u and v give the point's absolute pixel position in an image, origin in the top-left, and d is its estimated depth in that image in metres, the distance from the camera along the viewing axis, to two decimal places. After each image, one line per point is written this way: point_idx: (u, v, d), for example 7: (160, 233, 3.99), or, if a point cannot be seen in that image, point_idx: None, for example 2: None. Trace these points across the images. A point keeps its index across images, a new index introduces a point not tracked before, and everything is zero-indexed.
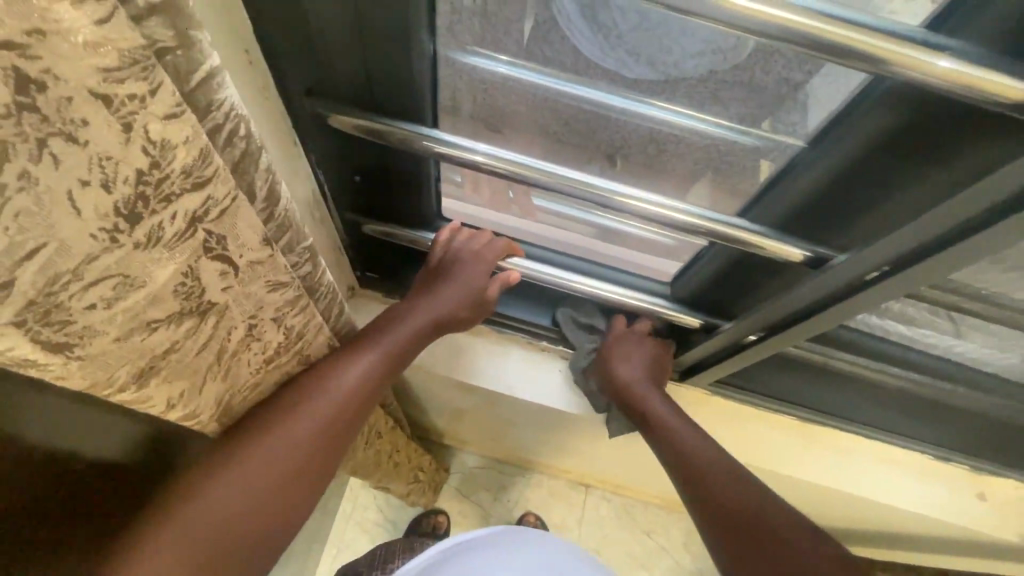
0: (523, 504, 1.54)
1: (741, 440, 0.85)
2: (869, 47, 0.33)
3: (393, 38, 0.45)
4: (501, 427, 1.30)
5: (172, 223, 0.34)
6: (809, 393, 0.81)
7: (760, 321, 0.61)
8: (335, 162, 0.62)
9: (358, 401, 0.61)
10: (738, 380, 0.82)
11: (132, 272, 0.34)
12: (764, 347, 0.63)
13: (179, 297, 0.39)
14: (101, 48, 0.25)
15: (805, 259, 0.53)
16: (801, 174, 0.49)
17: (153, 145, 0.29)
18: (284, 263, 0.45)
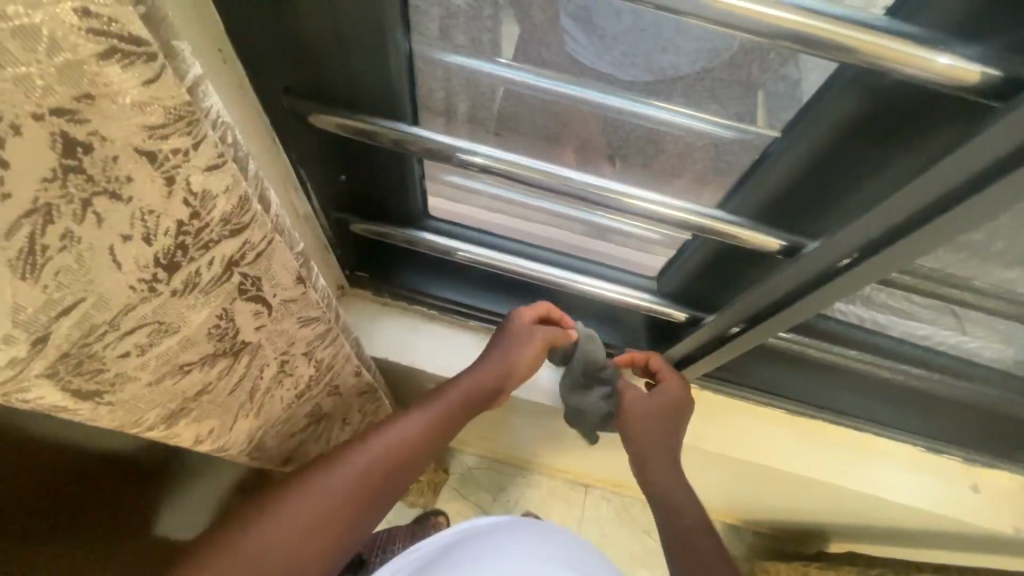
0: (523, 504, 1.55)
1: (732, 433, 0.86)
2: (859, 35, 0.33)
3: (371, 39, 0.46)
4: (498, 427, 1.30)
5: (208, 269, 0.37)
6: (800, 385, 0.81)
7: (742, 312, 0.61)
8: (322, 161, 0.63)
9: (397, 462, 0.60)
10: (728, 374, 0.82)
11: (168, 317, 0.38)
12: (747, 338, 0.63)
13: (216, 340, 0.43)
14: (147, 108, 0.27)
15: (781, 248, 0.53)
16: (775, 164, 0.49)
17: (193, 196, 0.32)
18: (316, 298, 0.48)
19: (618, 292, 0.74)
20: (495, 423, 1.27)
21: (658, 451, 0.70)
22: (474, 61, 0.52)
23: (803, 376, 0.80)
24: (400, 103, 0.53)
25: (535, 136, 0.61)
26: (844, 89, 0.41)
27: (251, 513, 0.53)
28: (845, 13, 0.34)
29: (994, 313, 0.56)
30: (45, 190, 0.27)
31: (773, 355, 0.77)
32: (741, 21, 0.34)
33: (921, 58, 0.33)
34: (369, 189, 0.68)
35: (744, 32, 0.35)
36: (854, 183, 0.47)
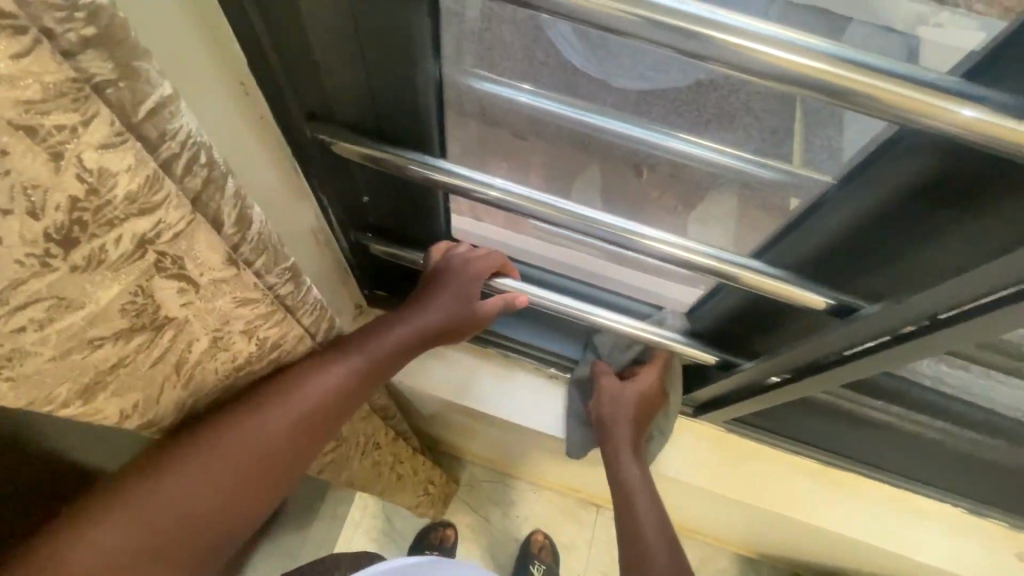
0: (533, 520, 1.52)
1: (757, 479, 0.81)
2: (893, 91, 0.30)
3: (394, 56, 0.42)
4: (511, 444, 1.27)
5: (118, 245, 0.30)
6: (835, 437, 0.75)
7: (782, 364, 0.57)
8: (346, 188, 0.61)
9: (325, 414, 0.56)
10: (760, 421, 0.78)
11: (69, 294, 0.30)
12: (788, 390, 0.59)
13: (131, 314, 0.34)
14: (20, 82, 0.21)
15: (828, 306, 0.50)
16: (828, 214, 0.45)
17: (89, 172, 0.26)
18: (255, 281, 0.39)
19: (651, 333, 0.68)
20: (507, 440, 1.24)
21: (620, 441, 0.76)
22: (498, 86, 0.52)
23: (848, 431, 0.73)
24: (426, 135, 0.51)
25: (565, 150, 0.60)
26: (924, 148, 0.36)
27: (138, 482, 0.48)
28: (877, 61, 0.30)
29: None
30: None
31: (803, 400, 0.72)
32: (762, 68, 0.31)
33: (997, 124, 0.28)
34: (389, 208, 0.65)
35: (765, 78, 0.32)
36: (917, 240, 0.42)
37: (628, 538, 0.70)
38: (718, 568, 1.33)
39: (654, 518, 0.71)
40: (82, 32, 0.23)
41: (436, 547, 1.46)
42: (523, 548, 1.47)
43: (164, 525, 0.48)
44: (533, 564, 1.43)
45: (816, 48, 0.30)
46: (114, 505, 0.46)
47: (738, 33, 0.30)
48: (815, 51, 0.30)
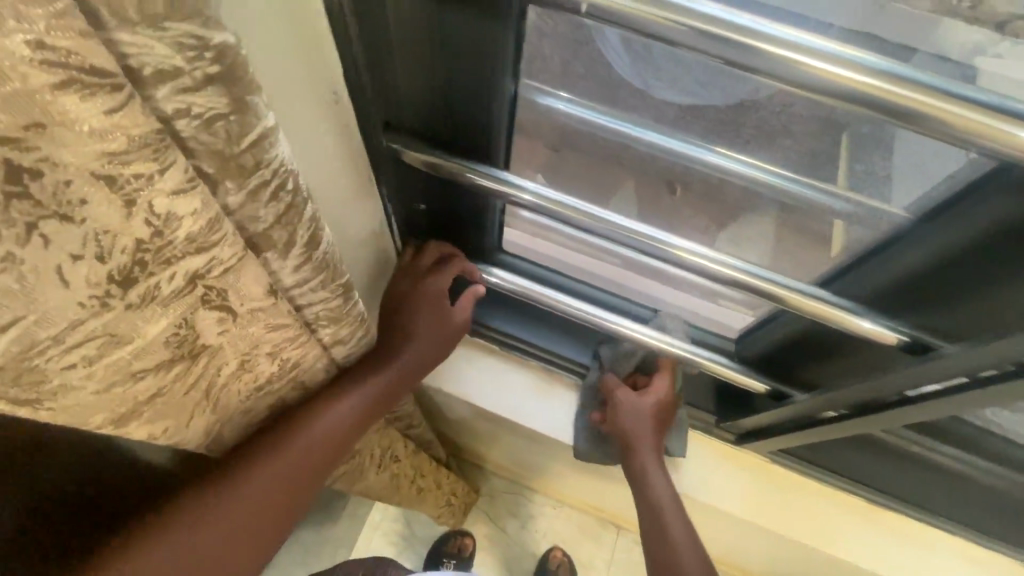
0: (551, 536, 1.50)
1: (795, 511, 0.80)
2: (958, 111, 0.29)
3: (470, 56, 0.42)
4: (536, 459, 1.26)
5: (172, 282, 0.26)
6: (882, 474, 0.72)
7: (840, 399, 0.55)
8: (407, 195, 0.59)
9: (343, 441, 0.57)
10: (806, 454, 0.76)
11: (120, 331, 0.26)
12: (848, 425, 0.56)
13: (173, 347, 0.31)
14: (109, 135, 0.19)
15: (900, 343, 0.48)
16: (909, 246, 0.46)
17: (158, 218, 0.23)
18: (287, 307, 0.37)
19: (683, 348, 0.68)
20: (533, 454, 1.23)
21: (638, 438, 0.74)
22: (559, 101, 0.54)
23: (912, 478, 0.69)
24: (493, 146, 0.52)
25: (606, 168, 0.63)
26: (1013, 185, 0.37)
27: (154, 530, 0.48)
28: (937, 81, 0.30)
29: None
30: None
31: (865, 442, 0.69)
32: (812, 81, 0.31)
33: None
34: (441, 222, 0.65)
35: (806, 89, 0.31)
36: (1000, 272, 0.41)
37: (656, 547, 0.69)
38: None
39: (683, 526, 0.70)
40: (207, 71, 0.20)
41: (454, 556, 1.46)
42: (541, 563, 1.46)
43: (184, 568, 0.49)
44: None
45: (875, 66, 0.29)
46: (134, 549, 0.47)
47: (796, 49, 0.30)
48: (873, 67, 0.29)
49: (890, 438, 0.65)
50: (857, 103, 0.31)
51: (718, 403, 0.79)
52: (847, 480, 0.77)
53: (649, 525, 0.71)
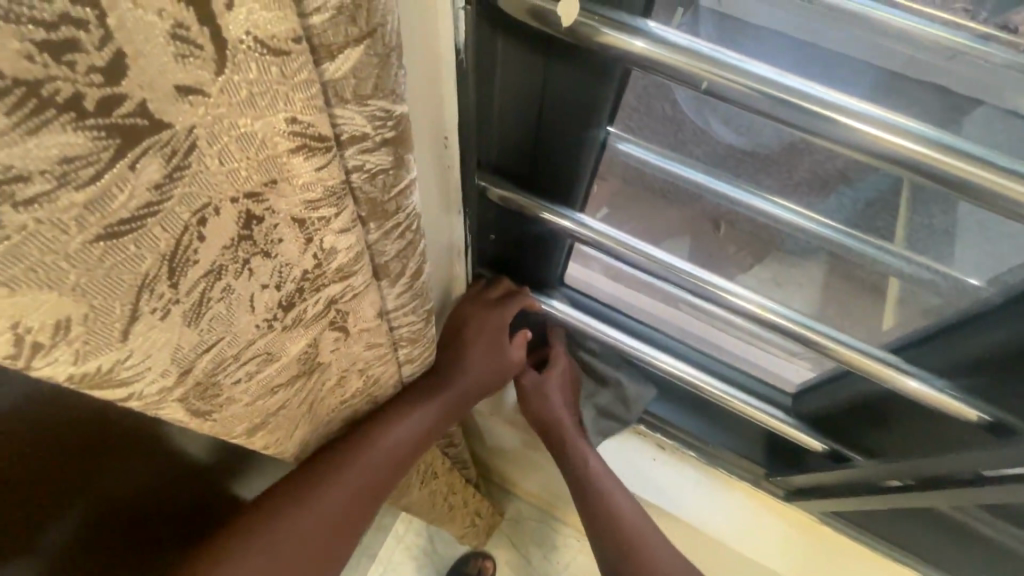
0: (574, 570, 1.48)
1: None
2: (980, 178, 0.30)
3: (573, 113, 0.47)
4: (567, 489, 1.26)
5: (315, 306, 0.34)
6: (935, 547, 0.71)
7: (912, 470, 0.53)
8: (487, 224, 0.61)
9: (404, 456, 0.62)
10: (859, 518, 0.75)
11: (273, 348, 0.34)
12: (906, 497, 0.55)
13: (299, 362, 0.38)
14: (311, 186, 0.25)
15: (980, 421, 0.47)
16: (989, 329, 0.47)
17: (322, 250, 0.29)
18: (386, 327, 0.42)
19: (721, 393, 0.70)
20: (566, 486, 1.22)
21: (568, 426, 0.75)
22: (636, 147, 0.55)
23: (974, 563, 0.66)
24: (577, 181, 0.54)
25: (664, 210, 0.65)
26: None
27: (238, 534, 0.56)
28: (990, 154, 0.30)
29: None
30: (222, 255, 0.25)
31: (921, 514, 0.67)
32: (856, 143, 0.32)
33: None
34: (506, 254, 0.67)
35: (858, 152, 0.33)
36: None
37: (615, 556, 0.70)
38: None
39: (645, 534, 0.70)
40: (387, 135, 0.26)
41: None
42: None
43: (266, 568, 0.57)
44: None
45: (915, 131, 0.31)
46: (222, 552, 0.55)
47: (839, 110, 0.32)
48: (916, 134, 0.31)
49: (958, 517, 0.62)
50: (890, 163, 0.32)
51: (767, 454, 0.78)
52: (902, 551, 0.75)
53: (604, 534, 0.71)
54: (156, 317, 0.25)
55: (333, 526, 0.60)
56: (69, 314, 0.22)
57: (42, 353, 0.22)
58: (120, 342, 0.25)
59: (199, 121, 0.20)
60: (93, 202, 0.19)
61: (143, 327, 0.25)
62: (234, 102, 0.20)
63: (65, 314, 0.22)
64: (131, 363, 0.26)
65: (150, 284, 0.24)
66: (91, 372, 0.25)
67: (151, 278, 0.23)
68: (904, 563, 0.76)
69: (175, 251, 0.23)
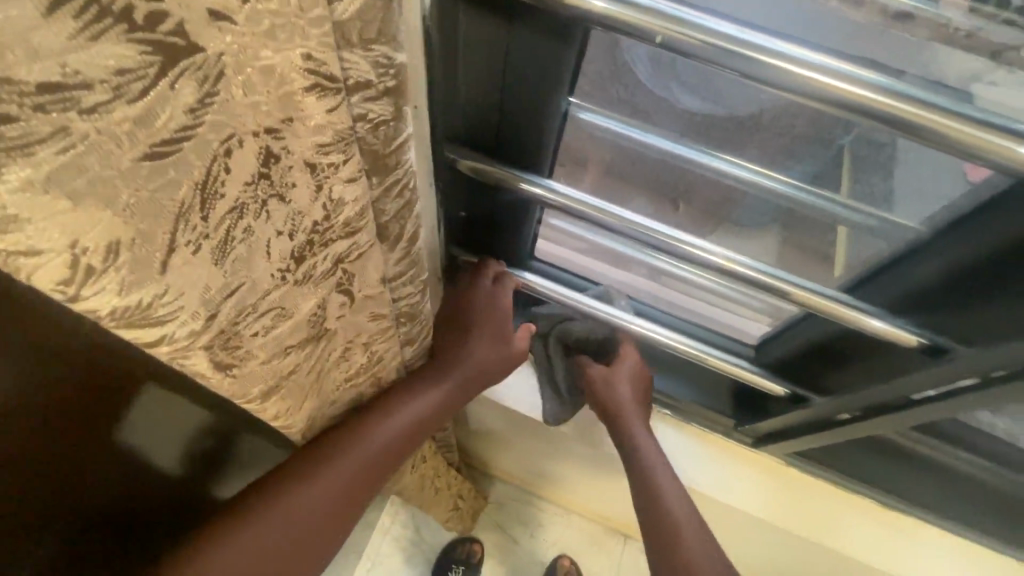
0: (559, 545, 1.52)
1: (810, 514, 0.85)
2: (935, 121, 0.34)
3: (540, 91, 0.48)
4: (548, 466, 1.30)
5: (322, 263, 0.35)
6: (889, 474, 0.78)
7: (862, 399, 0.60)
8: (457, 198, 0.64)
9: (404, 442, 0.63)
10: (819, 454, 0.80)
11: (287, 303, 0.36)
12: (858, 427, 0.62)
13: (309, 324, 0.40)
14: (323, 129, 0.27)
15: (919, 343, 0.52)
16: (924, 258, 0.51)
17: (331, 201, 0.31)
18: (388, 297, 0.45)
19: (690, 346, 0.73)
20: (547, 461, 1.25)
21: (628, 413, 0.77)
22: (602, 117, 0.58)
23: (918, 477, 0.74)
24: (539, 154, 0.56)
25: (631, 178, 0.68)
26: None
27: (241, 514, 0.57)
28: (940, 100, 0.34)
29: None
30: (245, 191, 0.27)
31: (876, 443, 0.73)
32: (816, 92, 0.35)
33: None
34: (476, 232, 0.70)
35: (818, 101, 0.36)
36: None
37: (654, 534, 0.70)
38: None
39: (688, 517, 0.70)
40: (388, 83, 0.28)
41: (462, 563, 1.48)
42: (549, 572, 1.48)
43: (264, 548, 0.57)
44: None
45: (873, 80, 0.34)
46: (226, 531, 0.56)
47: (800, 64, 0.35)
48: (876, 84, 0.34)
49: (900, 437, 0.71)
50: (854, 111, 0.35)
51: (734, 404, 0.83)
52: (859, 484, 0.81)
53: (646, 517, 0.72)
54: (189, 250, 0.27)
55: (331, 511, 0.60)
56: (119, 238, 0.23)
57: (91, 280, 0.24)
58: (160, 275, 0.26)
59: (227, 48, 0.21)
60: (142, 119, 0.20)
61: (179, 259, 0.26)
62: (257, 32, 0.21)
63: (116, 237, 0.23)
64: (168, 299, 0.27)
65: (185, 214, 0.25)
66: (133, 306, 0.26)
67: (187, 207, 0.25)
68: (860, 492, 0.83)
69: (207, 180, 0.24)
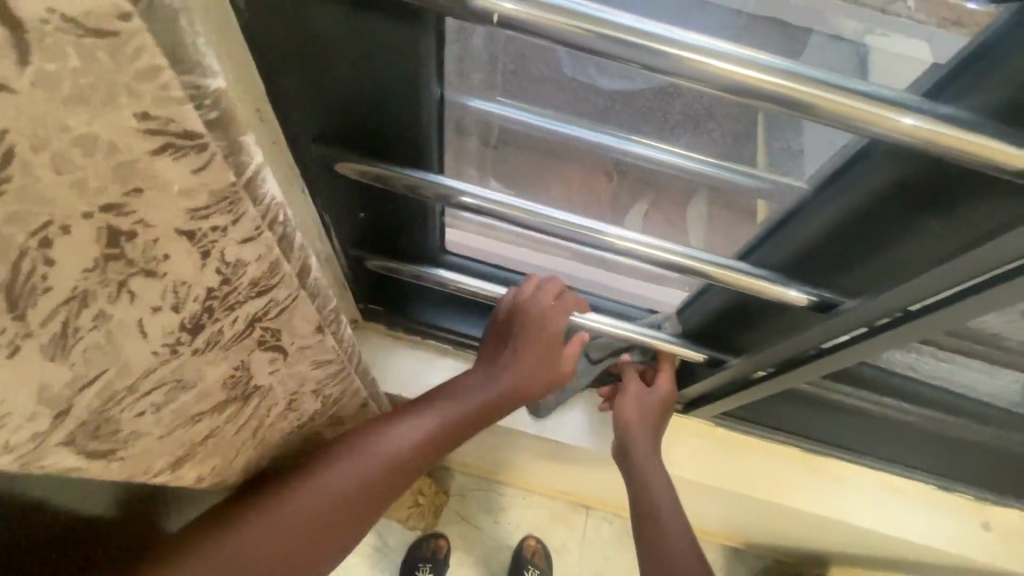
0: (524, 526, 1.54)
1: (746, 468, 0.89)
2: (839, 101, 0.34)
3: (401, 82, 0.46)
4: (503, 454, 1.30)
5: (232, 326, 0.35)
6: (813, 425, 0.83)
7: (773, 357, 0.64)
8: (351, 200, 0.63)
9: (409, 465, 0.61)
10: (744, 414, 0.85)
11: (187, 374, 0.36)
12: (772, 381, 0.67)
13: (229, 386, 0.41)
14: (194, 192, 0.26)
15: (810, 303, 0.54)
16: (812, 214, 0.51)
17: (227, 264, 0.31)
18: (332, 343, 0.45)
19: (611, 327, 0.74)
20: (500, 450, 1.25)
21: (638, 434, 0.79)
22: (492, 103, 0.57)
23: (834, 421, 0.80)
24: (425, 151, 0.54)
25: (549, 159, 0.67)
26: (879, 160, 0.42)
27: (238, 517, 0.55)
28: (827, 76, 0.34)
29: (997, 359, 0.58)
30: (85, 278, 0.26)
31: (798, 399, 0.78)
32: (712, 78, 0.35)
33: (932, 131, 0.33)
34: (385, 230, 0.70)
35: (716, 88, 0.35)
36: (922, 223, 0.44)
37: (644, 538, 0.71)
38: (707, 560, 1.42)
39: (678, 524, 0.71)
40: (207, 117, 0.25)
41: (429, 560, 1.44)
42: (517, 555, 1.48)
43: (248, 560, 0.53)
44: (527, 569, 1.44)
45: (766, 64, 0.34)
46: (218, 532, 0.54)
47: (705, 53, 0.34)
48: (770, 67, 0.34)
49: (813, 390, 0.74)
50: (754, 98, 0.35)
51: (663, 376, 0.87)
52: (785, 433, 0.87)
53: (642, 526, 0.73)
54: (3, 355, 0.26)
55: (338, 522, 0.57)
56: None
57: None
58: None
59: (13, 125, 0.20)
60: None
61: None
62: (57, 96, 0.20)
63: None
64: None
65: None
66: None
67: None
68: (787, 443, 0.88)
69: (17, 280, 0.24)
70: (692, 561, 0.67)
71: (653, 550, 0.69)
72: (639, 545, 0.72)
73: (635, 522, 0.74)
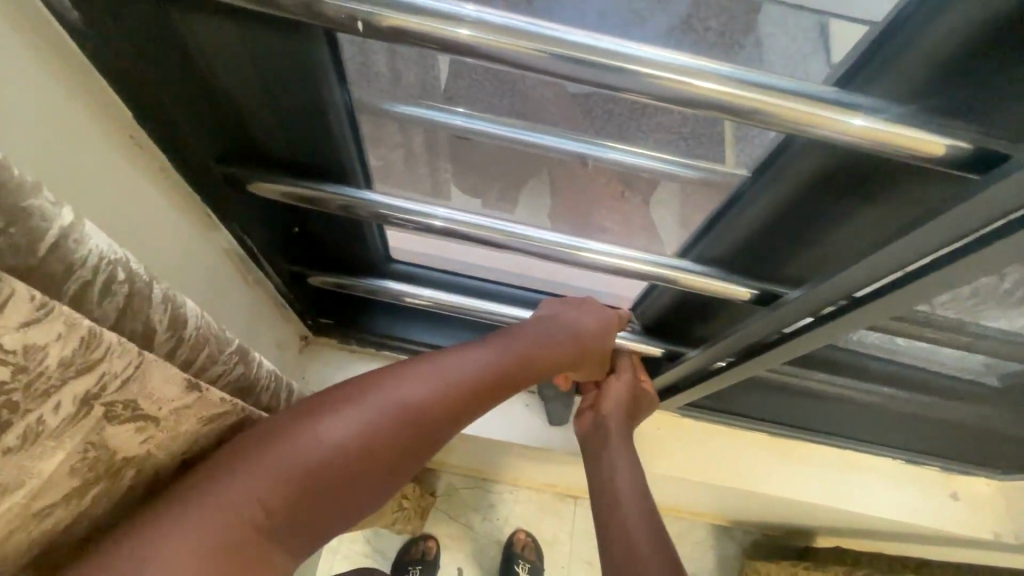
0: (513, 521, 1.53)
1: (717, 457, 0.89)
2: (788, 105, 0.32)
3: (295, 92, 0.42)
4: (482, 453, 1.29)
5: (60, 410, 0.29)
6: (778, 409, 0.82)
7: (729, 347, 0.62)
8: (271, 218, 0.60)
9: (427, 424, 0.45)
10: (709, 403, 0.84)
11: (5, 478, 0.29)
12: (730, 373, 0.65)
13: (84, 465, 0.34)
14: None
15: (753, 296, 0.54)
16: (749, 206, 0.48)
17: (13, 353, 0.25)
18: (217, 395, 0.40)
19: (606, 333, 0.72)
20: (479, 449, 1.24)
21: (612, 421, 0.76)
22: (423, 109, 0.50)
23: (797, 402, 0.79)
24: (344, 166, 0.51)
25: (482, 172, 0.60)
26: (806, 146, 0.40)
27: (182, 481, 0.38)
28: (759, 76, 0.32)
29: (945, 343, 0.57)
30: None
31: (760, 385, 0.77)
32: (655, 89, 0.32)
33: (878, 132, 0.31)
34: (319, 246, 0.67)
35: (657, 100, 0.33)
36: (850, 207, 0.43)
37: (609, 527, 0.66)
38: (697, 539, 1.43)
39: (648, 514, 0.66)
40: None
41: (418, 562, 1.43)
42: (507, 550, 1.48)
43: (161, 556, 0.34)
44: (518, 563, 1.44)
45: (717, 72, 0.32)
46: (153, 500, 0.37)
47: (646, 63, 0.32)
48: (712, 73, 0.32)
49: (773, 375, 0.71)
50: (696, 107, 0.33)
51: None
52: (753, 420, 0.86)
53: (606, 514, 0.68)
54: None
55: (339, 478, 0.41)
56: None
57: None
58: None
59: None
60: None
61: None
62: None
63: None
64: None
65: None
66: None
67: None
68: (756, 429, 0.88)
69: None
70: (658, 550, 0.62)
71: (619, 540, 0.64)
72: (602, 535, 0.66)
73: (596, 513, 0.69)
